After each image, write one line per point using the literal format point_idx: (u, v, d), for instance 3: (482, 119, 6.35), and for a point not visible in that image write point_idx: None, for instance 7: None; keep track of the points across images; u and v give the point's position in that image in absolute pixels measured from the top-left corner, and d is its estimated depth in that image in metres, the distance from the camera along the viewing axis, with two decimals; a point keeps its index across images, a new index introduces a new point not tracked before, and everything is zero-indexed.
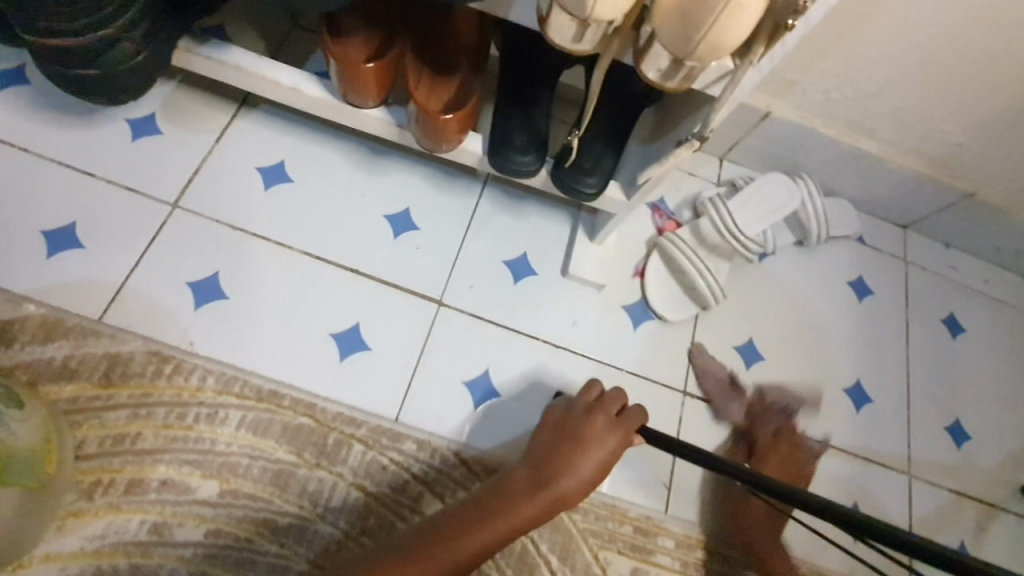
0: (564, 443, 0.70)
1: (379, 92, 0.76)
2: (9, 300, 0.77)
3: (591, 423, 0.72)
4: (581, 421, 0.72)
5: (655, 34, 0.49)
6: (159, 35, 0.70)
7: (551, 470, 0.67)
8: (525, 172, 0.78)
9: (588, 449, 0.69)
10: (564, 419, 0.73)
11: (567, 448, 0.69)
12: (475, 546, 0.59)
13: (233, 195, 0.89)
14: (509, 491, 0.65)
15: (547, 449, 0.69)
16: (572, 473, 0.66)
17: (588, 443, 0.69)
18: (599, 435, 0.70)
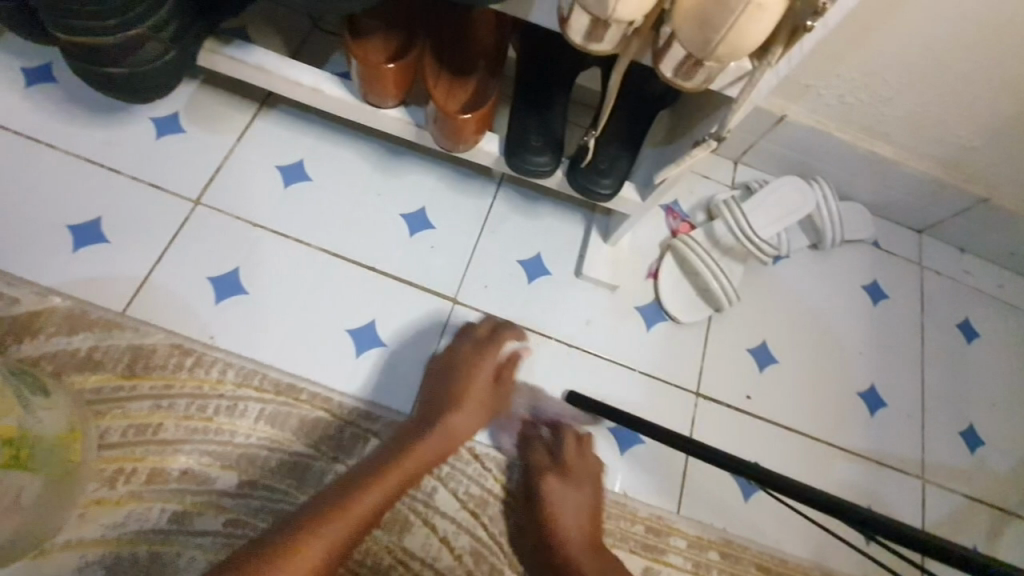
0: (448, 373, 0.79)
1: (398, 92, 0.77)
2: (37, 292, 0.79)
3: (462, 351, 0.81)
4: (456, 350, 0.81)
5: (674, 35, 0.50)
6: (187, 35, 0.72)
7: (441, 403, 0.75)
8: (542, 172, 0.78)
9: (477, 377, 0.78)
10: (444, 359, 0.81)
11: (456, 379, 0.78)
12: (396, 480, 0.66)
13: (253, 193, 0.91)
14: (415, 422, 0.74)
15: (439, 382, 0.78)
16: (474, 401, 0.76)
17: (469, 370, 0.79)
18: (473, 358, 0.80)
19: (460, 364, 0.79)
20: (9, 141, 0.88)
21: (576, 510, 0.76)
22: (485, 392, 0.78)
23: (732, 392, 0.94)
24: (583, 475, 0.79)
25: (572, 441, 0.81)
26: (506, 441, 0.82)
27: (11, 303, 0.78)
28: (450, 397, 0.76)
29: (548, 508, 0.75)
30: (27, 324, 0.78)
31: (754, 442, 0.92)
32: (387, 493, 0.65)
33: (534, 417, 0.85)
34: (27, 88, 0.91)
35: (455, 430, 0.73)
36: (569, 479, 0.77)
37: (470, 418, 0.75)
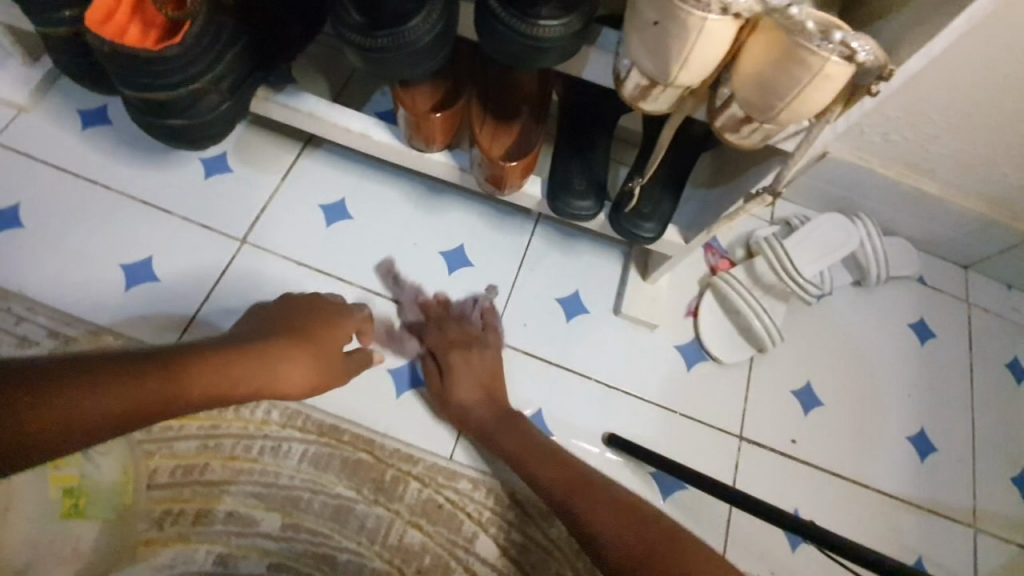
0: (290, 320, 0.71)
1: (443, 139, 0.78)
2: (92, 331, 0.82)
3: (330, 306, 0.76)
4: (312, 306, 0.75)
5: (732, 96, 0.49)
6: (243, 86, 0.74)
7: (283, 336, 0.68)
8: (584, 216, 0.78)
9: (335, 335, 0.73)
10: (300, 302, 0.75)
11: (312, 321, 0.73)
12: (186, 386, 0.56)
13: (296, 231, 0.93)
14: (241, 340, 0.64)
15: (282, 320, 0.71)
16: (314, 349, 0.69)
17: (333, 326, 0.74)
18: (348, 319, 0.77)
19: (320, 313, 0.74)
20: (65, 181, 0.91)
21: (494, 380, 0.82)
22: (324, 345, 0.71)
23: (776, 436, 0.92)
24: (477, 339, 0.86)
25: (434, 325, 0.87)
26: (407, 317, 0.89)
27: (68, 342, 0.81)
28: (277, 332, 0.68)
29: (456, 392, 0.80)
30: None
31: (799, 488, 0.90)
32: (159, 381, 0.54)
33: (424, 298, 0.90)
34: (84, 131, 0.94)
35: (279, 367, 0.64)
36: (461, 351, 0.83)
37: (294, 365, 0.66)
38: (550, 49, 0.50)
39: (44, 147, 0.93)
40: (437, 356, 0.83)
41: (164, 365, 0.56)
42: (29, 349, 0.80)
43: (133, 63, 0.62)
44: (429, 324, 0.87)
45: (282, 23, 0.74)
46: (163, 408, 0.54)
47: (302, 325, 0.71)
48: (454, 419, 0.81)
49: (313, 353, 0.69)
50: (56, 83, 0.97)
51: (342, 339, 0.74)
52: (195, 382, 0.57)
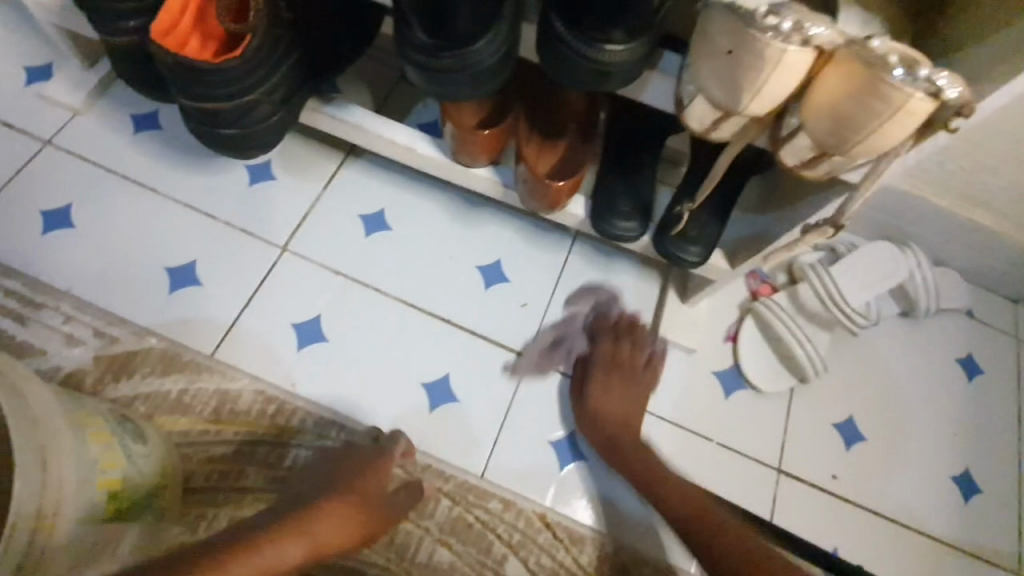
0: (332, 471, 0.73)
1: (488, 155, 0.77)
2: (135, 332, 0.84)
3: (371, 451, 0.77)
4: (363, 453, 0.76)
5: (801, 125, 0.47)
6: (294, 97, 0.75)
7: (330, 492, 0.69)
8: (627, 237, 0.77)
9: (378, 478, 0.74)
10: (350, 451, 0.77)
11: (358, 469, 0.73)
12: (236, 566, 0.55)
13: (336, 241, 0.93)
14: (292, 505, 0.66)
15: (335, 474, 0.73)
16: (360, 494, 0.69)
17: (375, 471, 0.74)
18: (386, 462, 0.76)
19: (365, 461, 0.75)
20: (115, 183, 0.93)
21: (631, 410, 0.82)
22: (368, 490, 0.71)
23: (815, 471, 0.89)
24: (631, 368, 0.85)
25: (623, 341, 0.87)
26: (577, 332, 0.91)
27: (112, 342, 0.83)
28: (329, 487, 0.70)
29: (601, 408, 0.81)
30: (125, 363, 0.82)
31: (838, 526, 0.87)
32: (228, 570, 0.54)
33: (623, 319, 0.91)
34: (134, 134, 0.96)
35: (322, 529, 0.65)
36: (621, 379, 0.84)
37: (337, 516, 0.66)
38: (613, 73, 0.49)
39: (96, 150, 0.95)
40: (585, 366, 0.86)
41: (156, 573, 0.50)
42: (75, 348, 0.82)
43: (193, 75, 0.63)
44: (610, 334, 0.88)
45: (337, 36, 0.75)
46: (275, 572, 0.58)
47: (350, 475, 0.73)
48: (583, 425, 0.82)
49: (357, 501, 0.70)
50: (110, 87, 0.99)
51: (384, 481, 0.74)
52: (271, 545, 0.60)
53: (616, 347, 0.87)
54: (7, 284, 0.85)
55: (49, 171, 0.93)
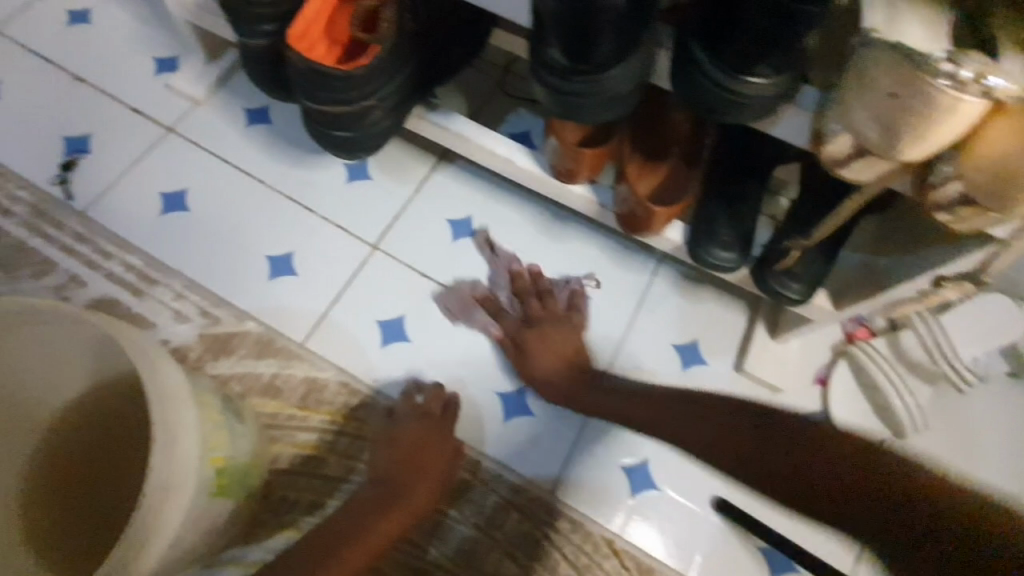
0: (396, 434, 0.80)
1: (588, 173, 0.76)
2: (236, 315, 0.89)
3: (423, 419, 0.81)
4: (416, 422, 0.80)
5: (955, 176, 0.44)
6: (404, 104, 0.76)
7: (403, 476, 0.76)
8: (726, 267, 0.75)
9: (440, 445, 0.79)
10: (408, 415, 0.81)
11: (419, 442, 0.78)
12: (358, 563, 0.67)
13: (424, 244, 0.95)
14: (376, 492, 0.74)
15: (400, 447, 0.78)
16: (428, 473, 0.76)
17: (436, 441, 0.79)
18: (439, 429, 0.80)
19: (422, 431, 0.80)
20: (226, 171, 0.99)
21: (566, 342, 0.86)
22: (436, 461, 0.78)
23: None
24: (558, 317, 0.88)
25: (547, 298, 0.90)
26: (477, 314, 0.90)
27: (215, 323, 0.88)
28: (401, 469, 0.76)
29: (535, 347, 0.85)
30: (224, 343, 0.87)
31: None
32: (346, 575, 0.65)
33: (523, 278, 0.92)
34: (246, 127, 1.02)
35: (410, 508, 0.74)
36: (552, 323, 0.87)
37: (418, 496, 0.75)
38: (751, 106, 0.47)
39: (210, 139, 1.01)
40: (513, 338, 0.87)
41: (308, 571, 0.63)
42: (182, 325, 0.88)
43: (320, 79, 0.66)
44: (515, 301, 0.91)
45: (449, 45, 0.76)
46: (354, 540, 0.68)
47: (413, 451, 0.78)
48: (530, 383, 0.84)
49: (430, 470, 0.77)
50: (226, 79, 1.05)
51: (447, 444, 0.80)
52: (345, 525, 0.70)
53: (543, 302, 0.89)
54: (128, 259, 0.92)
55: (169, 157, 0.99)
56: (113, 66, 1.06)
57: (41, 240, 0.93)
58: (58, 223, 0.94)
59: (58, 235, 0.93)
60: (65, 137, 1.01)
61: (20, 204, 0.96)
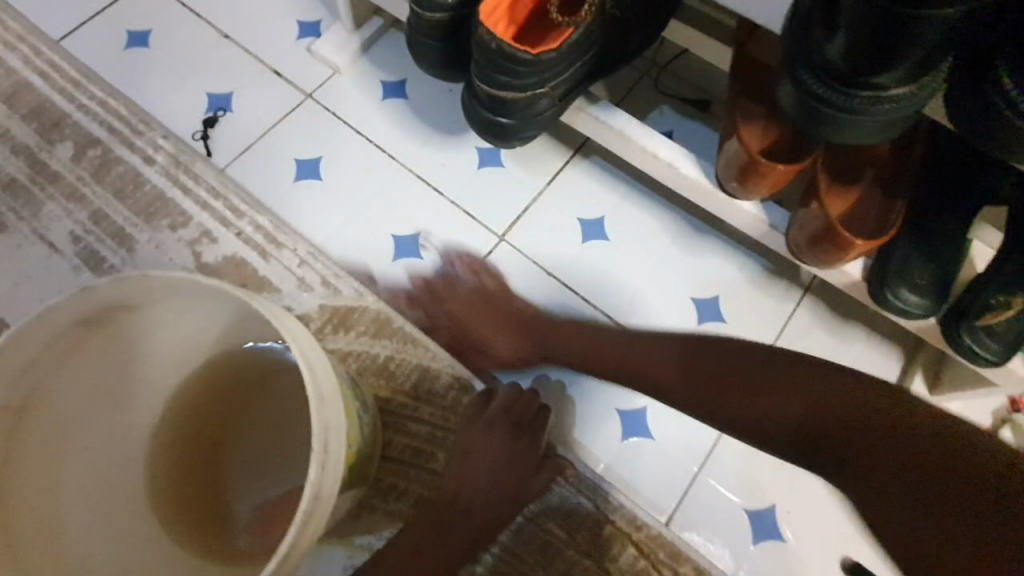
0: (469, 450, 0.72)
1: (769, 191, 0.69)
2: (358, 291, 0.87)
3: (498, 438, 0.72)
4: (488, 439, 0.72)
5: None
6: (572, 93, 0.72)
7: (478, 495, 0.70)
8: (914, 313, 0.66)
9: (517, 467, 0.72)
10: (480, 433, 0.73)
11: (496, 465, 0.71)
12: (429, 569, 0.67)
13: (550, 240, 0.91)
14: (455, 506, 0.69)
15: (474, 468, 0.71)
16: (507, 496, 0.71)
17: (508, 463, 0.72)
18: (511, 452, 0.72)
19: (498, 454, 0.72)
20: (358, 143, 0.97)
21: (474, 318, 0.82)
22: (516, 484, 0.72)
23: None
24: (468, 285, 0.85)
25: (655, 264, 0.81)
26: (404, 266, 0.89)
27: (337, 296, 0.87)
28: (478, 487, 0.70)
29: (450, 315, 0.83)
30: (344, 318, 0.86)
31: None
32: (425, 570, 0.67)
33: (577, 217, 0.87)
34: (382, 100, 1.00)
35: (491, 523, 0.70)
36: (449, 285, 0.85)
37: (497, 511, 0.71)
38: None
39: (347, 109, 0.99)
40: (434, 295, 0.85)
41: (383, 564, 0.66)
42: (306, 293, 0.88)
43: (507, 63, 0.62)
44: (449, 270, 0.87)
45: (632, 33, 0.70)
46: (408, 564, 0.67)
47: (487, 466, 0.71)
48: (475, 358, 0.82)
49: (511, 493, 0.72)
50: (366, 49, 1.03)
51: (524, 467, 0.73)
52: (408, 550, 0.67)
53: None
54: (258, 220, 0.92)
55: (306, 123, 0.99)
56: (258, 26, 1.07)
57: (180, 193, 0.95)
58: (196, 177, 0.96)
59: (196, 189, 0.95)
60: (209, 93, 1.02)
61: (162, 153, 0.98)
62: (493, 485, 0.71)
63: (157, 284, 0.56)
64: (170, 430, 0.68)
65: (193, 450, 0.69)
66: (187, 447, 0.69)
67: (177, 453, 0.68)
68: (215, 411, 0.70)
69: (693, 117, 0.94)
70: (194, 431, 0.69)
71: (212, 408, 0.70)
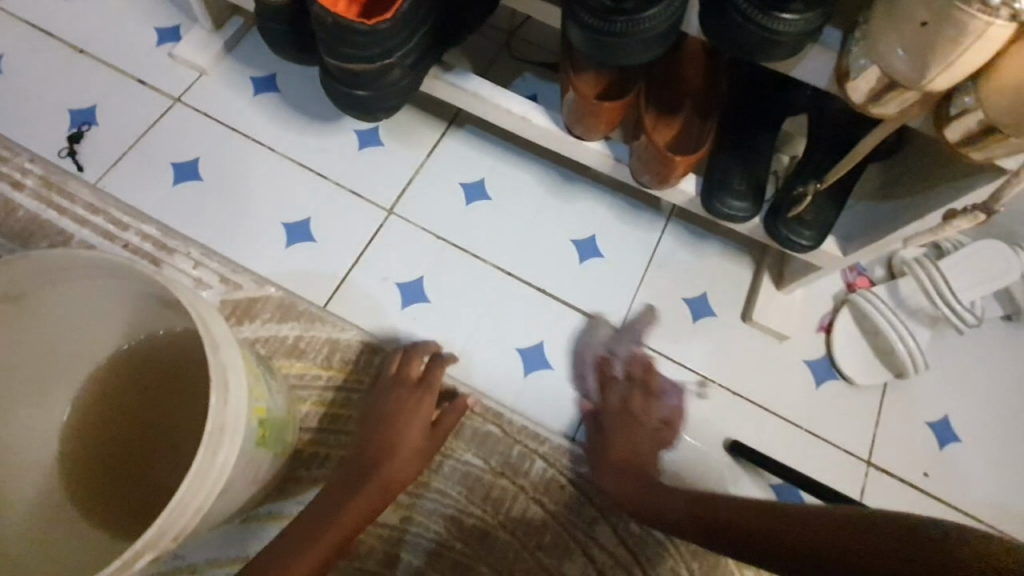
0: (373, 410, 0.78)
1: (606, 129, 0.79)
2: (257, 280, 0.90)
3: (398, 397, 0.78)
4: (388, 397, 0.78)
5: (973, 107, 0.47)
6: (423, 61, 0.78)
7: (381, 449, 0.73)
8: (738, 217, 0.77)
9: (415, 420, 0.76)
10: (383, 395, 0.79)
11: (396, 422, 0.75)
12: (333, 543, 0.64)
13: (438, 207, 0.97)
14: (359, 461, 0.72)
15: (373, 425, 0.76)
16: (406, 449, 0.73)
17: (407, 419, 0.76)
18: (410, 410, 0.76)
19: (400, 410, 0.76)
20: (237, 140, 0.98)
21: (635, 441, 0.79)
22: (416, 437, 0.75)
23: (908, 467, 0.87)
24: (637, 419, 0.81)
25: (639, 391, 0.84)
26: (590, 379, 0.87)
27: (237, 289, 0.89)
28: (378, 441, 0.73)
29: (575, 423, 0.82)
30: (247, 308, 0.88)
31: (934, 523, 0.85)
32: (336, 536, 0.65)
33: (611, 352, 0.89)
34: (254, 95, 1.02)
35: (392, 481, 0.71)
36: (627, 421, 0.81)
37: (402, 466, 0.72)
38: (781, 44, 0.50)
39: (219, 109, 1.00)
40: (610, 418, 0.81)
41: (298, 544, 0.63)
42: (204, 291, 0.89)
43: (346, 35, 0.67)
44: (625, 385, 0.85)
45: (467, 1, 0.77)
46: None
47: (387, 422, 0.75)
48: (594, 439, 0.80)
49: (416, 448, 0.74)
50: (231, 49, 1.04)
51: (422, 420, 0.76)
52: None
53: (629, 395, 0.83)
54: (144, 229, 0.92)
55: (179, 127, 0.99)
56: (112, 37, 1.05)
57: (56, 213, 0.93)
58: (70, 195, 0.94)
59: (72, 207, 0.93)
60: (70, 109, 0.99)
61: (29, 177, 0.95)
62: (396, 437, 0.74)
63: (33, 276, 0.55)
64: (82, 433, 0.67)
65: (113, 444, 0.67)
66: (106, 443, 0.67)
67: (95, 452, 0.67)
68: (122, 405, 0.68)
69: (552, 77, 1.02)
70: (106, 428, 0.67)
71: (116, 403, 0.68)
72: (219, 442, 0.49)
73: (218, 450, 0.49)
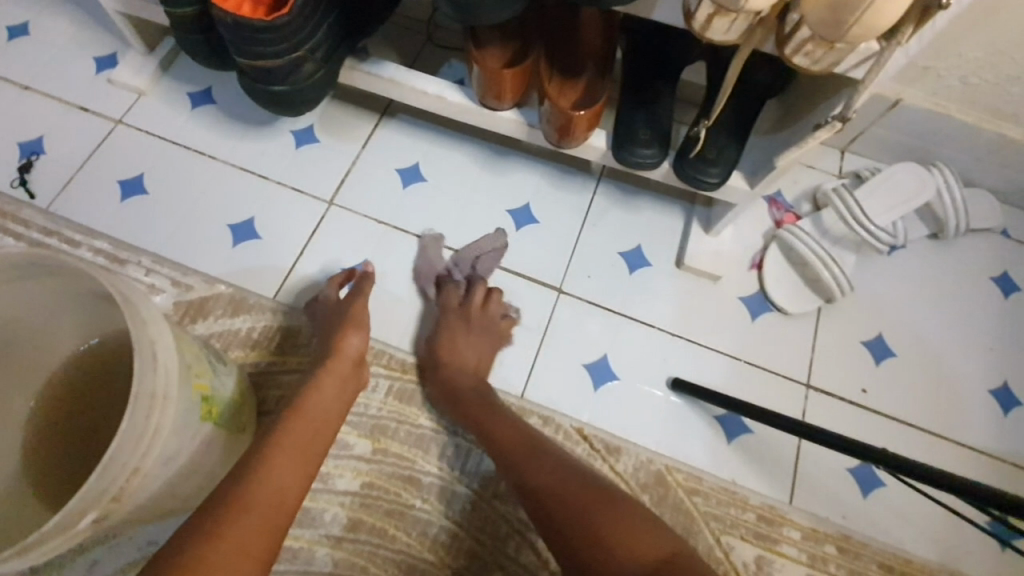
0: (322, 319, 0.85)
1: (514, 96, 0.83)
2: (206, 280, 0.94)
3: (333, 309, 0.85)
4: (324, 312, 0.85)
5: (802, 20, 0.52)
6: (336, 54, 0.82)
7: (327, 345, 0.79)
8: (648, 164, 0.81)
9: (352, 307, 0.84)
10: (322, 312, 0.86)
11: (336, 319, 0.83)
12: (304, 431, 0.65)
13: (375, 194, 1.01)
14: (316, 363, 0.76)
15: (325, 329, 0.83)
16: (357, 326, 0.80)
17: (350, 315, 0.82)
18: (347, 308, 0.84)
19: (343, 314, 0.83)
20: (180, 152, 1.03)
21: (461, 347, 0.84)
22: (355, 318, 0.82)
23: (847, 387, 0.91)
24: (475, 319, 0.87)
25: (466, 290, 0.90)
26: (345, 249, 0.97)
27: (187, 290, 0.93)
28: (330, 335, 0.80)
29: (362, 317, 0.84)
30: (199, 307, 0.93)
31: (873, 437, 0.89)
32: (314, 422, 0.67)
33: (426, 258, 0.96)
34: (192, 109, 1.06)
35: (350, 351, 0.77)
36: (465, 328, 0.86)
37: (352, 341, 0.78)
38: None
39: (161, 126, 1.05)
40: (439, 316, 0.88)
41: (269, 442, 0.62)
42: (157, 296, 0.93)
43: (250, 33, 0.70)
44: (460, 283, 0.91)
45: None
46: (278, 510, 0.57)
47: (333, 327, 0.82)
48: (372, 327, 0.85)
49: (355, 325, 0.80)
50: (167, 69, 1.09)
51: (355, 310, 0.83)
52: (277, 470, 0.60)
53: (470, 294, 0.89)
54: (97, 245, 0.96)
55: (122, 148, 1.03)
56: (52, 70, 1.09)
57: (11, 239, 0.97)
58: (24, 222, 0.98)
59: (27, 233, 0.97)
60: (17, 142, 1.04)
61: None
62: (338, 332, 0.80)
63: None
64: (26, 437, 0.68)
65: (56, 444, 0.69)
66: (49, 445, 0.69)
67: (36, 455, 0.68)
68: (68, 407, 0.70)
69: None
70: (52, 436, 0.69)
71: (66, 403, 0.70)
72: (151, 406, 0.54)
73: (150, 414, 0.54)
